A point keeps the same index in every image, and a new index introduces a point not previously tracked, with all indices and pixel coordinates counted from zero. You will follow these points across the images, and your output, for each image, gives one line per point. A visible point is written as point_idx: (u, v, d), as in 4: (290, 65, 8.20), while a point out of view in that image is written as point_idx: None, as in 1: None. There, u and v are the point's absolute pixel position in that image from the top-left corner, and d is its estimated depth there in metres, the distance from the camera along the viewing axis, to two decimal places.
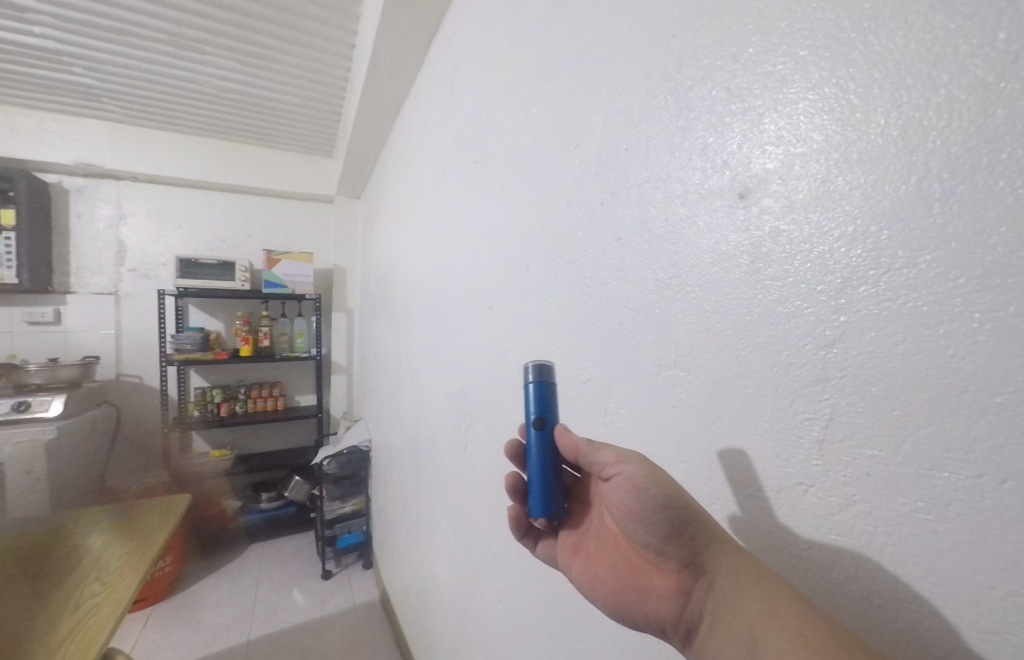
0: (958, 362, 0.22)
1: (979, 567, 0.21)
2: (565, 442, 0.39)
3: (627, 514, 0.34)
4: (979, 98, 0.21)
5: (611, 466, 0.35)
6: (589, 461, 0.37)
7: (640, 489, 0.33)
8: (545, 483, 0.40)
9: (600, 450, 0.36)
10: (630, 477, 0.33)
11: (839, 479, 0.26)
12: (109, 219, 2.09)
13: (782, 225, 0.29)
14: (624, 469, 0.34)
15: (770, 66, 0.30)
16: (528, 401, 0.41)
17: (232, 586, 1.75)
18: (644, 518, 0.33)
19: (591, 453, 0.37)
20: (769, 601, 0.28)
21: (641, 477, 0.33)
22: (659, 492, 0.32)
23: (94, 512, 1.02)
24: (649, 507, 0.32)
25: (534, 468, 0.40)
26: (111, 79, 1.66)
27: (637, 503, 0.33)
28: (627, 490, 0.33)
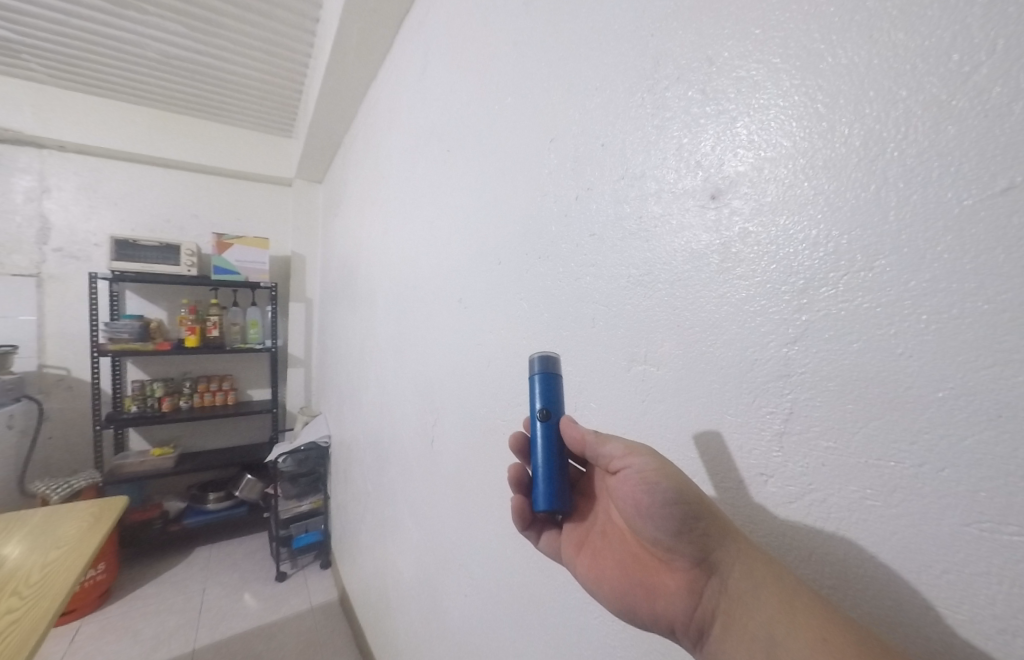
0: (907, 360, 0.23)
1: (917, 548, 0.23)
2: (572, 433, 0.39)
3: (636, 508, 0.33)
4: (933, 114, 0.23)
5: (619, 459, 0.34)
6: (596, 453, 0.37)
7: (649, 484, 0.32)
8: (552, 475, 0.39)
9: (608, 442, 0.35)
10: (640, 471, 0.32)
11: (798, 470, 0.28)
12: (29, 192, 1.87)
13: (751, 227, 0.30)
14: (635, 462, 0.33)
15: (743, 71, 0.31)
16: (535, 392, 0.41)
17: (175, 592, 1.64)
18: (654, 514, 0.32)
19: (598, 445, 0.36)
20: (786, 600, 0.27)
21: (651, 472, 0.32)
22: (669, 488, 0.31)
23: (11, 518, 0.92)
24: (661, 502, 0.31)
25: (540, 460, 0.40)
26: (35, 33, 1.48)
27: (647, 498, 0.32)
28: (635, 484, 0.32)
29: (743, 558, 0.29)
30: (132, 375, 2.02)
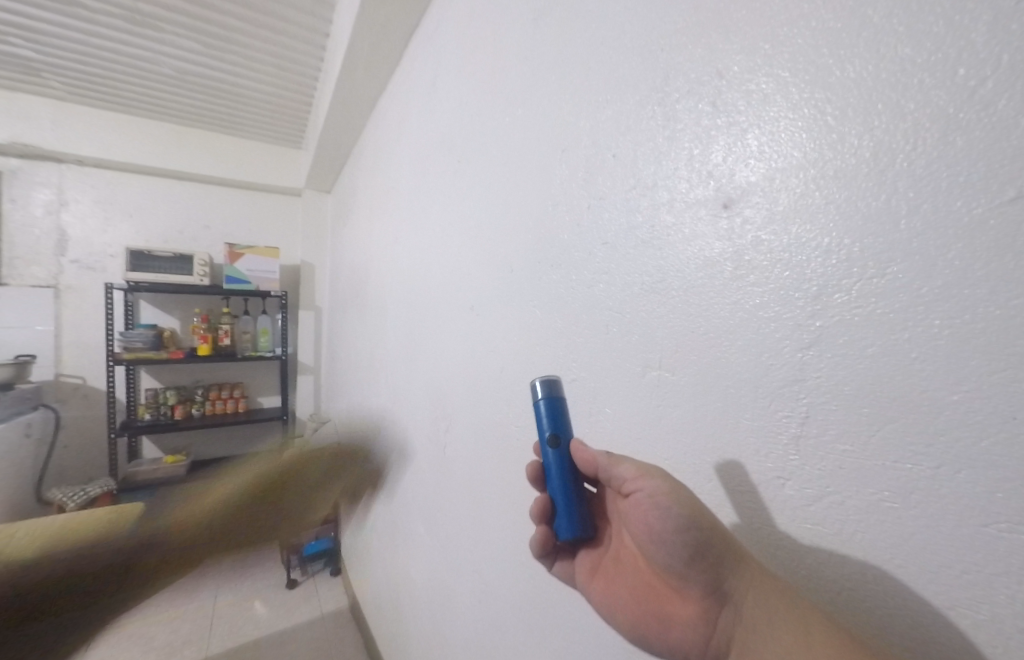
0: (920, 365, 0.24)
1: (936, 548, 0.23)
2: (582, 455, 0.40)
3: (647, 532, 0.34)
4: (941, 126, 0.24)
5: (630, 482, 0.35)
6: (606, 475, 0.38)
7: (660, 506, 0.33)
8: (571, 500, 0.40)
9: (618, 464, 0.37)
10: (651, 495, 0.33)
11: (814, 473, 0.28)
12: (47, 206, 1.93)
13: (763, 235, 0.31)
14: (645, 485, 0.34)
15: (753, 85, 0.32)
16: (540, 418, 0.42)
17: (187, 599, 1.65)
18: (666, 538, 0.33)
19: (609, 467, 0.37)
20: (802, 629, 0.28)
21: (662, 495, 0.33)
22: (681, 511, 0.33)
23: None
24: (672, 524, 0.33)
25: (555, 486, 0.40)
26: (56, 52, 1.53)
27: (658, 522, 0.33)
28: (646, 506, 0.34)
29: (758, 585, 0.30)
30: (145, 383, 2.05)
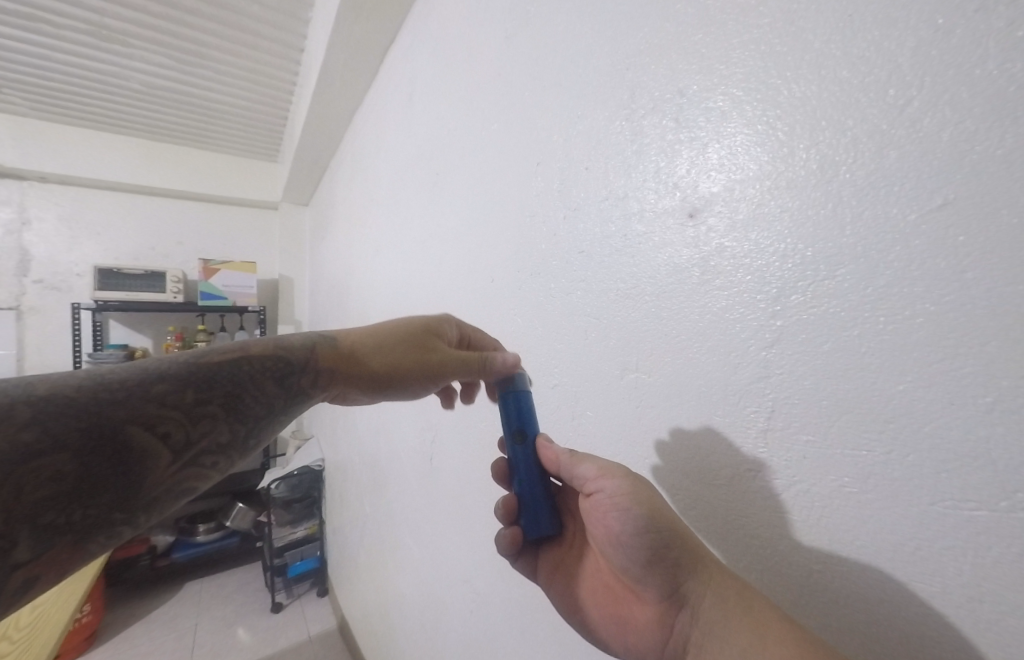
0: (869, 358, 0.26)
1: (891, 528, 0.25)
2: (546, 452, 0.42)
3: (608, 531, 0.36)
4: (876, 141, 0.26)
5: (593, 481, 0.37)
6: (570, 473, 0.39)
7: (620, 509, 0.34)
8: (539, 495, 0.43)
9: (582, 463, 0.38)
10: (611, 495, 0.35)
11: (781, 464, 0.30)
12: (8, 225, 1.85)
13: (726, 242, 0.33)
14: (606, 485, 0.36)
15: (711, 102, 0.34)
16: (507, 415, 0.44)
17: (165, 630, 1.58)
18: (626, 539, 0.34)
19: (572, 466, 0.39)
20: (760, 630, 0.28)
21: (620, 497, 0.34)
22: (640, 513, 0.33)
23: None
24: (632, 525, 0.34)
25: (520, 482, 0.43)
26: (19, 68, 1.49)
27: (617, 522, 0.35)
28: (607, 506, 0.35)
29: (715, 588, 0.31)
30: None
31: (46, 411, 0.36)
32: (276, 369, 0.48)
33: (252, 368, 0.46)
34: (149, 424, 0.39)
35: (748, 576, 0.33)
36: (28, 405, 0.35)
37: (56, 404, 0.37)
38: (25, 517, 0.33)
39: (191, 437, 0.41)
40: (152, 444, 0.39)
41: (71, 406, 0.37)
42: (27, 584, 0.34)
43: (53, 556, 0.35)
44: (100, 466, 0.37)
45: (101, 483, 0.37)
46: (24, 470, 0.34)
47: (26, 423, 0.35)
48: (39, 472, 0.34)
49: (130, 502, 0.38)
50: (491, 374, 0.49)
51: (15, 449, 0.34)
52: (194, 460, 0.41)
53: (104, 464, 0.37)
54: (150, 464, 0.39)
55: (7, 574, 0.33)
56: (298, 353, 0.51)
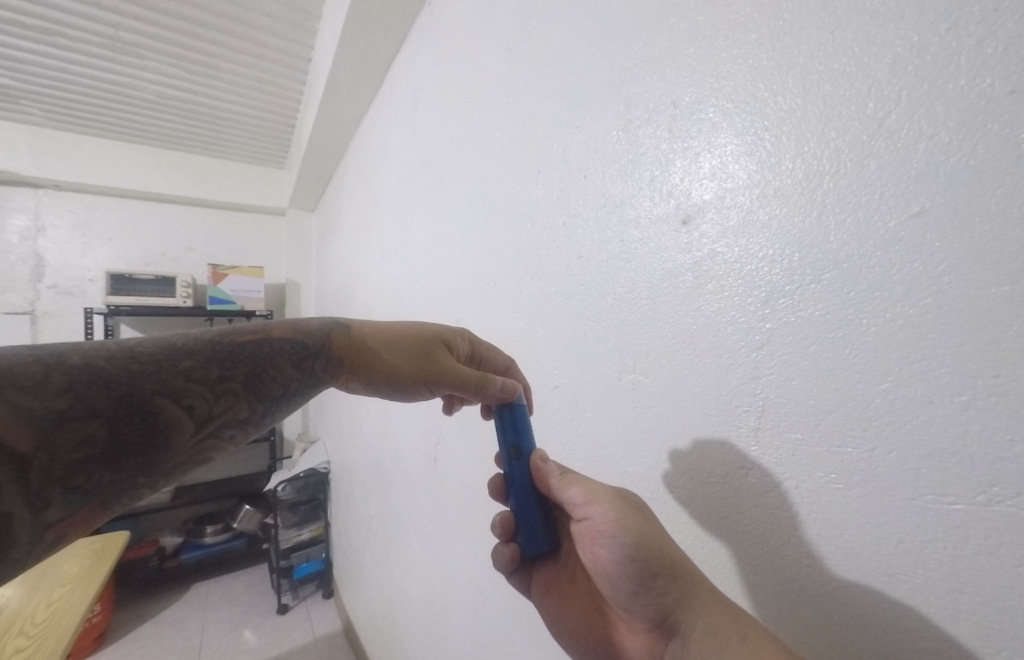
0: (854, 358, 0.27)
1: (876, 520, 0.26)
2: (540, 471, 0.43)
3: (597, 557, 0.37)
4: (857, 151, 0.27)
5: (582, 506, 0.39)
6: (561, 495, 0.41)
7: (610, 537, 0.36)
8: (533, 514, 0.43)
9: (571, 487, 0.40)
10: (599, 523, 0.37)
11: (773, 462, 0.31)
12: (24, 231, 1.90)
13: (718, 248, 0.34)
14: (595, 512, 0.37)
15: (703, 114, 0.35)
16: (503, 430, 0.45)
17: (173, 631, 1.60)
18: (615, 565, 0.36)
19: (563, 489, 0.41)
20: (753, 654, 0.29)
21: (608, 524, 0.36)
22: (627, 538, 0.35)
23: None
24: (620, 551, 0.35)
25: (517, 500, 0.44)
26: (35, 80, 1.53)
27: (607, 548, 0.36)
28: (596, 533, 0.37)
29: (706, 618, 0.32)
30: None
31: (78, 379, 0.37)
32: (294, 350, 0.51)
33: (272, 350, 0.48)
34: (176, 396, 0.41)
35: (740, 575, 0.34)
36: (63, 372, 0.37)
37: (88, 372, 0.38)
38: (58, 478, 0.35)
39: (212, 410, 0.43)
40: (177, 416, 0.41)
41: (102, 376, 0.39)
42: (63, 537, 0.36)
43: (85, 513, 0.37)
44: (131, 431, 0.39)
45: (128, 451, 0.39)
46: (62, 433, 0.36)
47: (64, 387, 0.37)
48: (73, 436, 0.36)
49: (155, 467, 0.41)
50: (490, 397, 0.48)
51: (50, 413, 0.36)
52: (214, 431, 0.44)
53: (133, 431, 0.39)
54: (175, 433, 0.41)
55: (40, 532, 0.35)
56: (315, 338, 0.53)
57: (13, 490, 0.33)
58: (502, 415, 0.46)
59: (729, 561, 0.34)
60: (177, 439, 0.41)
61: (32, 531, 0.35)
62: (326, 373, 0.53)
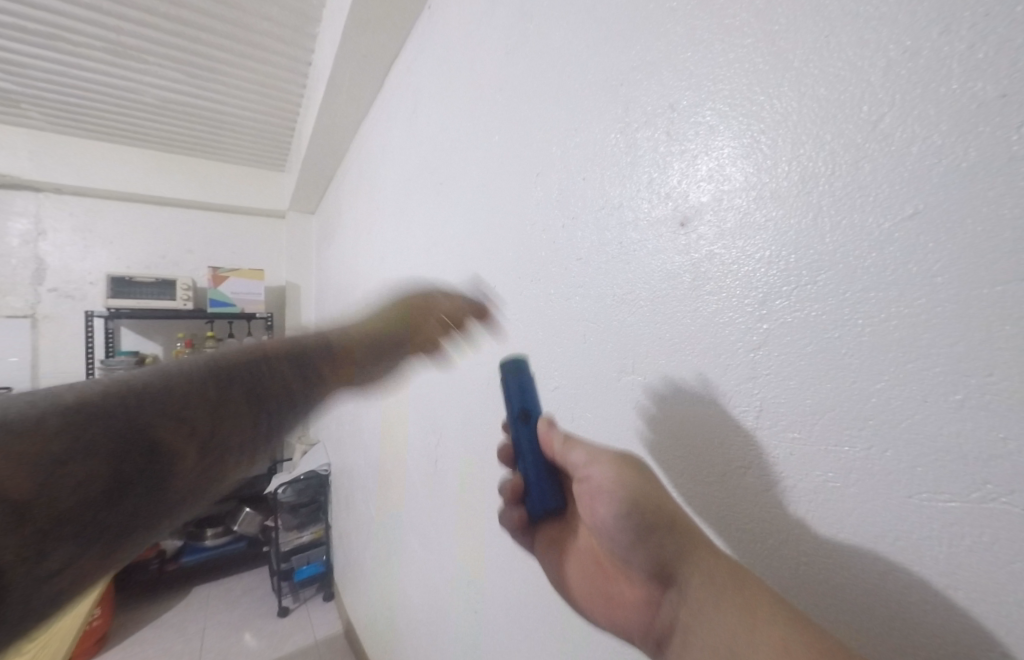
0: (850, 358, 0.28)
1: (871, 519, 0.27)
2: (546, 436, 0.43)
3: (597, 516, 0.38)
4: (852, 154, 0.28)
5: (583, 467, 0.39)
6: (563, 458, 0.41)
7: (609, 493, 0.36)
8: (542, 478, 0.43)
9: (574, 450, 0.40)
10: (601, 480, 0.37)
11: (771, 461, 0.31)
12: (25, 235, 1.91)
13: (715, 249, 0.35)
14: (595, 470, 0.38)
15: (700, 117, 0.36)
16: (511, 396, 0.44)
17: (174, 634, 1.60)
18: (613, 523, 0.36)
19: (564, 452, 0.41)
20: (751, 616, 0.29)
21: (607, 482, 0.36)
22: (626, 496, 0.35)
23: None
24: (617, 509, 0.36)
25: (526, 463, 0.44)
26: (36, 84, 1.54)
27: (606, 507, 0.37)
28: (596, 492, 0.37)
29: (703, 570, 0.32)
30: None
31: (75, 418, 0.36)
32: (290, 359, 0.51)
33: (269, 368, 0.48)
34: (178, 422, 0.40)
35: (740, 572, 0.34)
36: (57, 414, 0.35)
37: (85, 410, 0.37)
38: (59, 519, 0.33)
39: (214, 435, 0.42)
40: (179, 442, 0.40)
41: (101, 411, 0.37)
42: (67, 589, 0.34)
43: (91, 557, 0.35)
44: (132, 465, 0.37)
45: (132, 484, 0.37)
46: (58, 473, 0.34)
47: (55, 428, 0.35)
48: (73, 475, 0.34)
49: (160, 501, 0.39)
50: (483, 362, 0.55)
51: (46, 457, 0.33)
52: (220, 456, 0.42)
53: (134, 463, 0.37)
54: (179, 462, 0.40)
55: (40, 583, 0.33)
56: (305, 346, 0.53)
57: (9, 542, 0.31)
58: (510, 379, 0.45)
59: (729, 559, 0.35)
60: (182, 468, 0.40)
61: (30, 581, 0.32)
62: (332, 378, 0.53)
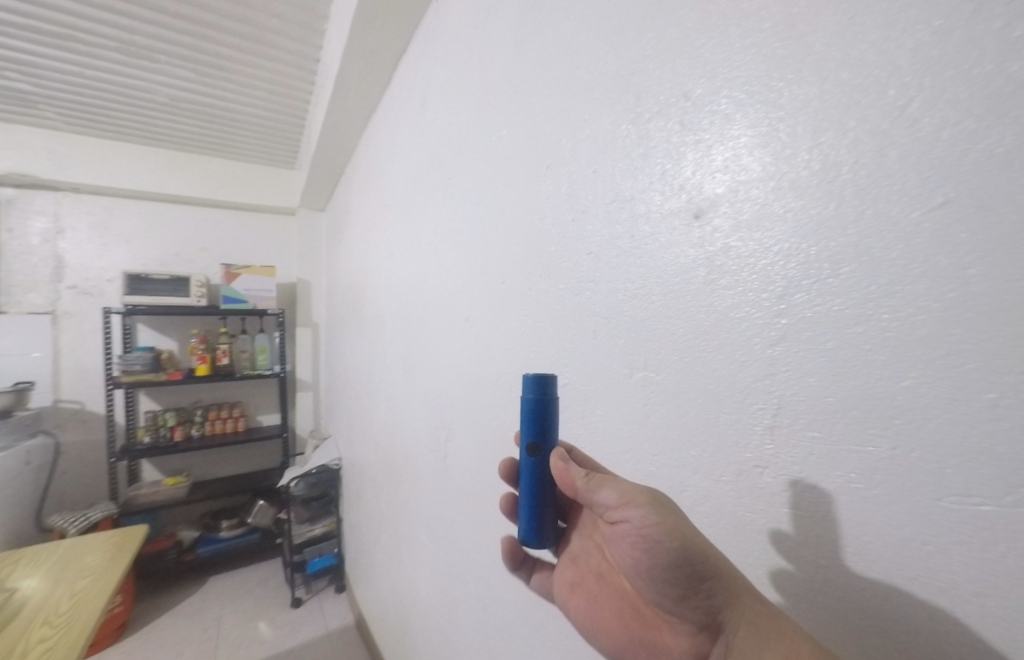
0: (873, 354, 0.27)
1: (898, 524, 0.26)
2: (561, 471, 0.41)
3: (636, 560, 0.35)
4: (878, 140, 0.26)
5: (615, 510, 0.36)
6: (588, 498, 0.38)
7: (653, 541, 0.34)
8: (533, 511, 0.43)
9: (602, 489, 0.37)
10: (639, 526, 0.34)
11: (789, 460, 0.31)
12: (45, 233, 1.95)
13: (732, 242, 0.33)
14: (633, 515, 0.35)
15: (715, 106, 0.35)
16: (529, 421, 0.43)
17: (192, 622, 1.64)
18: (657, 569, 0.34)
19: (590, 492, 0.38)
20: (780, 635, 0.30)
21: (651, 528, 0.34)
22: (671, 543, 0.33)
23: (23, 558, 0.94)
24: (663, 556, 0.33)
25: (525, 488, 0.43)
26: (52, 85, 1.56)
27: (649, 553, 0.34)
28: (635, 537, 0.35)
29: (748, 616, 0.31)
30: (144, 405, 2.05)
31: None
32: None
33: None
34: None
35: (756, 575, 0.34)
36: None
37: None
38: None
39: None
40: None
41: None
42: None
43: None
44: None
45: None
46: None
47: None
48: None
49: None
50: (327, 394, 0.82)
51: None
52: None
53: None
54: None
55: None
56: None
57: None
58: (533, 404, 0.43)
59: (747, 558, 0.34)
60: None
61: None
62: None
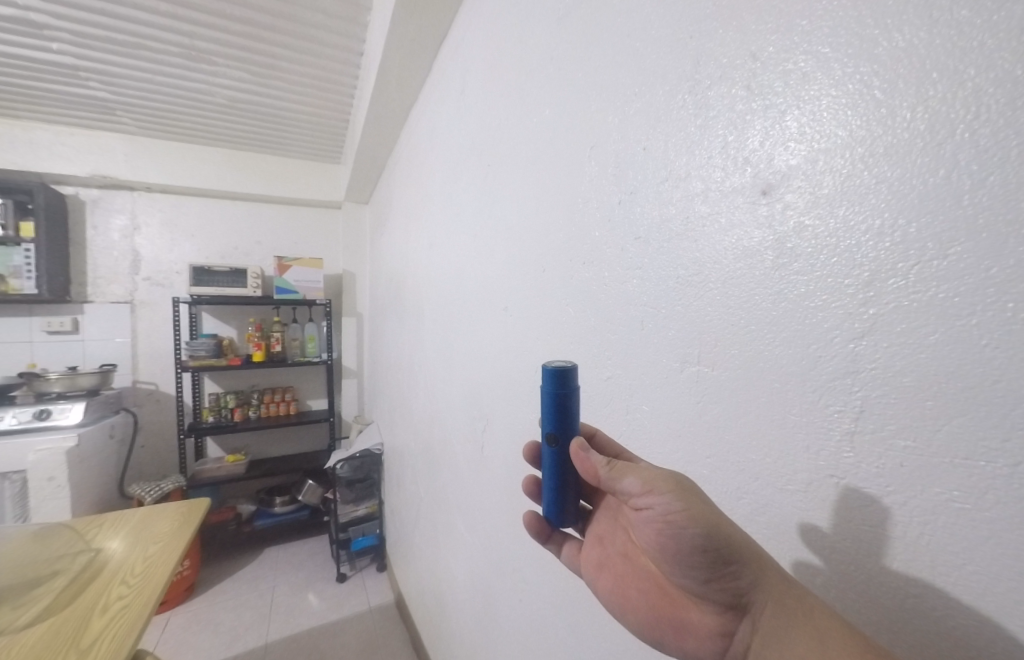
0: (991, 352, 0.22)
1: (1019, 553, 0.22)
2: (581, 461, 0.38)
3: (660, 547, 0.33)
4: (1008, 90, 0.22)
5: (639, 497, 0.33)
6: (611, 486, 0.36)
7: (677, 528, 0.31)
8: (557, 493, 0.42)
9: (625, 477, 0.34)
10: (663, 514, 0.32)
11: (873, 471, 0.27)
12: (123, 229, 2.13)
13: (807, 220, 0.29)
14: (657, 503, 0.32)
15: (791, 64, 0.30)
16: (550, 410, 0.40)
17: (249, 589, 1.77)
18: (682, 555, 0.32)
19: (612, 480, 0.35)
20: (820, 639, 0.28)
21: (676, 515, 0.31)
22: (695, 530, 0.31)
23: (105, 522, 1.04)
24: (688, 542, 0.31)
25: (547, 472, 0.42)
26: (126, 92, 1.69)
27: (672, 539, 0.32)
28: (659, 524, 0.32)
29: (774, 595, 0.30)
30: (208, 388, 2.21)
31: None
32: None
33: None
34: None
35: (824, 595, 0.30)
36: None
37: None
38: None
39: None
40: None
41: None
42: None
43: None
44: None
45: None
46: None
47: None
48: None
49: None
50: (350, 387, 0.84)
51: None
52: None
53: None
54: None
55: None
56: None
57: None
58: (555, 393, 0.40)
59: (815, 577, 0.30)
60: None
61: None
62: None
